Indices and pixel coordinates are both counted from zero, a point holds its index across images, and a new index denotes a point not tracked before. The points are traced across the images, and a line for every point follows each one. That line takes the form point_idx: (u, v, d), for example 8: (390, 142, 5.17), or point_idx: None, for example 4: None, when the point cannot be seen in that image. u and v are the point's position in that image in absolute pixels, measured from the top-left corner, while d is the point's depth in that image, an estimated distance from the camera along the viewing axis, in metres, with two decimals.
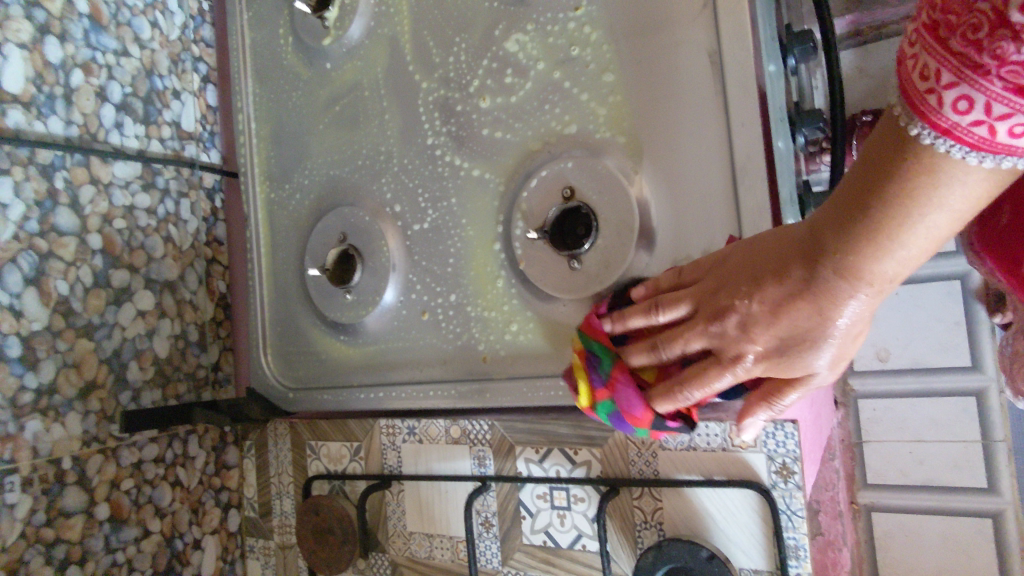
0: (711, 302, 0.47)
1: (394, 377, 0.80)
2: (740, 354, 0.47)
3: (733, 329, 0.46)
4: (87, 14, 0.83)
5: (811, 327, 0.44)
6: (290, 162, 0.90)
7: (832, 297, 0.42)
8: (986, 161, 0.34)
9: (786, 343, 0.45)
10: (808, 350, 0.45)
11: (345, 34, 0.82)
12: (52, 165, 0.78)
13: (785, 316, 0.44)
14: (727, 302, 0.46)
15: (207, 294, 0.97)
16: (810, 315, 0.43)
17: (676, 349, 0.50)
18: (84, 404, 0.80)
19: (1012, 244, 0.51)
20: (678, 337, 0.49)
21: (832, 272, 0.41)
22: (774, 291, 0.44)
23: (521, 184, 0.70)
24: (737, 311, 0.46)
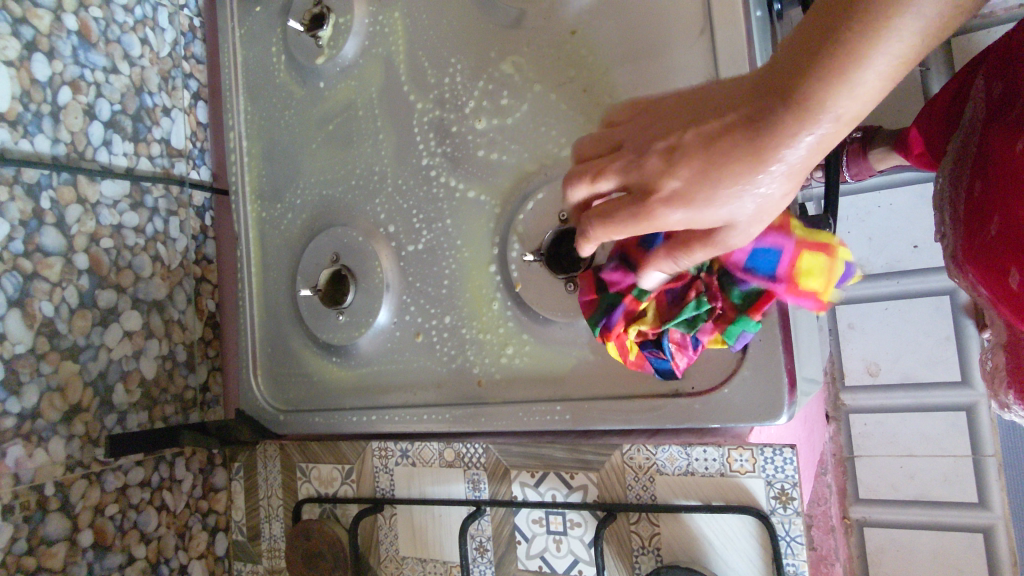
0: (638, 140, 0.37)
1: (388, 400, 0.79)
2: (654, 193, 0.35)
3: (650, 160, 0.35)
4: (75, 31, 0.82)
5: (748, 158, 0.32)
6: (282, 180, 0.89)
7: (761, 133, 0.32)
8: None
9: (719, 180, 0.33)
10: (738, 192, 0.33)
11: (339, 53, 0.82)
12: (38, 184, 0.77)
13: (721, 142, 0.33)
14: (659, 135, 0.36)
15: (195, 312, 0.96)
16: (734, 168, 0.33)
17: (584, 190, 0.39)
18: (68, 428, 0.78)
19: (1001, 254, 0.50)
20: (587, 172, 0.38)
21: (777, 90, 0.31)
22: (703, 133, 0.34)
23: (517, 207, 0.70)
24: (662, 152, 0.35)
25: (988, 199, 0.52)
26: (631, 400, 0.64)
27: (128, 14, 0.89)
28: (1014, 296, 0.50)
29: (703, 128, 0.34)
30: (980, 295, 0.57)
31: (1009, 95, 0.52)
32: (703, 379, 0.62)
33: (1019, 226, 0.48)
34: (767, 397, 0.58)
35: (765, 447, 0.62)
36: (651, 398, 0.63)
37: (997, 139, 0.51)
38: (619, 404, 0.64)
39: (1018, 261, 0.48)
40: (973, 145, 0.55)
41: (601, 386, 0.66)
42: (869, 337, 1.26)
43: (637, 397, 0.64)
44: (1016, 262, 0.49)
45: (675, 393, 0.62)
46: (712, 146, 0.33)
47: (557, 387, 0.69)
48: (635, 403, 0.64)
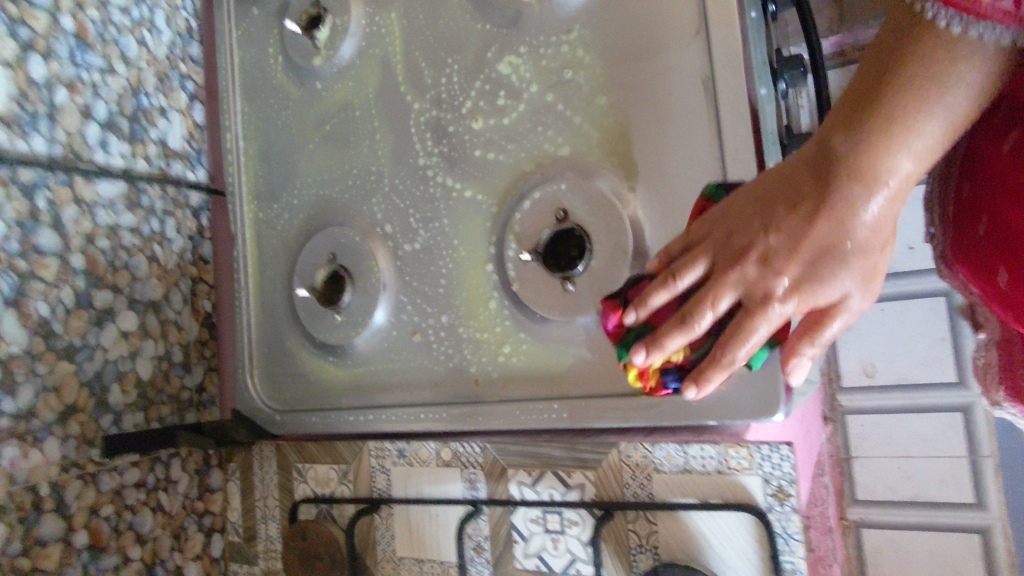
0: (726, 248, 0.42)
1: (385, 400, 0.79)
2: (769, 294, 0.40)
3: (752, 266, 0.41)
4: (72, 32, 0.82)
5: (849, 242, 0.39)
6: (278, 180, 0.89)
7: (852, 200, 0.38)
8: (955, 24, 0.34)
9: (828, 266, 0.39)
10: (843, 273, 0.39)
11: (336, 53, 0.82)
12: (34, 184, 0.77)
13: (815, 232, 0.39)
14: (748, 240, 0.41)
15: (192, 313, 0.95)
16: (837, 242, 0.39)
17: (707, 316, 0.42)
18: (64, 429, 0.78)
19: (992, 255, 0.51)
20: (703, 297, 0.42)
21: (847, 171, 0.38)
22: (795, 220, 0.39)
23: (514, 206, 0.70)
24: (760, 247, 0.40)
25: (979, 199, 0.51)
26: (629, 398, 0.64)
27: (126, 15, 0.89)
28: (1005, 295, 0.51)
29: (793, 215, 0.40)
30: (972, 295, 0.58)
31: None
32: None
33: (1013, 225, 0.48)
34: (764, 394, 0.58)
35: (761, 444, 0.62)
36: (647, 396, 0.63)
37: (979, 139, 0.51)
38: (617, 403, 0.64)
39: (1008, 263, 0.49)
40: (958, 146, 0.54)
41: (598, 384, 0.66)
42: (865, 338, 1.26)
43: (634, 395, 0.64)
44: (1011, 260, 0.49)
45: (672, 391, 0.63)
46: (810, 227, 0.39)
47: (554, 386, 0.69)
48: (632, 401, 0.64)
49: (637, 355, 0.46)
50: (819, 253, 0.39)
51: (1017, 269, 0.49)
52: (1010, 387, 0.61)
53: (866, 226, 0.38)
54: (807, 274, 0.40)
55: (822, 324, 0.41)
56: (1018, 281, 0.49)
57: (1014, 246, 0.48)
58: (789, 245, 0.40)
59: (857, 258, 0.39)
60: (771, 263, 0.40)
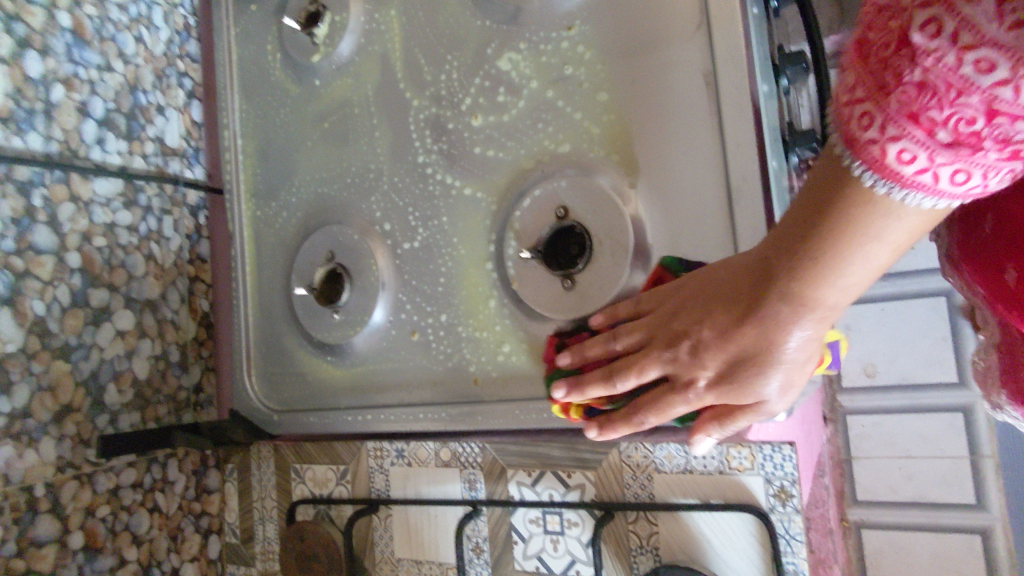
0: (663, 331, 0.47)
1: (383, 399, 0.78)
2: (692, 382, 0.47)
3: (683, 353, 0.46)
4: (69, 28, 0.82)
5: (766, 360, 0.42)
6: (277, 178, 0.88)
7: (770, 326, 0.40)
8: (880, 188, 0.32)
9: (744, 374, 0.44)
10: (761, 380, 0.43)
11: (334, 50, 0.81)
12: (30, 182, 0.76)
13: (738, 340, 0.42)
14: (686, 329, 0.45)
15: (189, 313, 0.95)
16: (754, 356, 0.42)
17: (631, 380, 0.49)
18: (60, 428, 0.77)
19: (999, 252, 0.50)
20: (630, 366, 0.49)
21: (778, 295, 0.39)
22: (722, 327, 0.43)
23: (514, 204, 0.70)
24: (688, 343, 0.45)
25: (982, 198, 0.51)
26: None
27: (123, 12, 0.89)
28: (1014, 294, 0.50)
29: (721, 322, 0.43)
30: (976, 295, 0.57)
31: None
32: None
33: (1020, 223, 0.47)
34: None
35: (763, 444, 0.62)
36: None
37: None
38: None
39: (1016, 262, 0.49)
40: None
41: None
42: (866, 338, 1.25)
43: None
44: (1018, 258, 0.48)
45: None
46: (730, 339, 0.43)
47: None
48: None
49: (556, 392, 0.53)
50: (736, 361, 0.44)
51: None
52: (1013, 390, 0.60)
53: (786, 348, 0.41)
54: (727, 375, 0.45)
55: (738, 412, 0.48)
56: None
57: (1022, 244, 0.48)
58: (712, 349, 0.44)
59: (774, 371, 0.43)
60: (693, 359, 0.45)
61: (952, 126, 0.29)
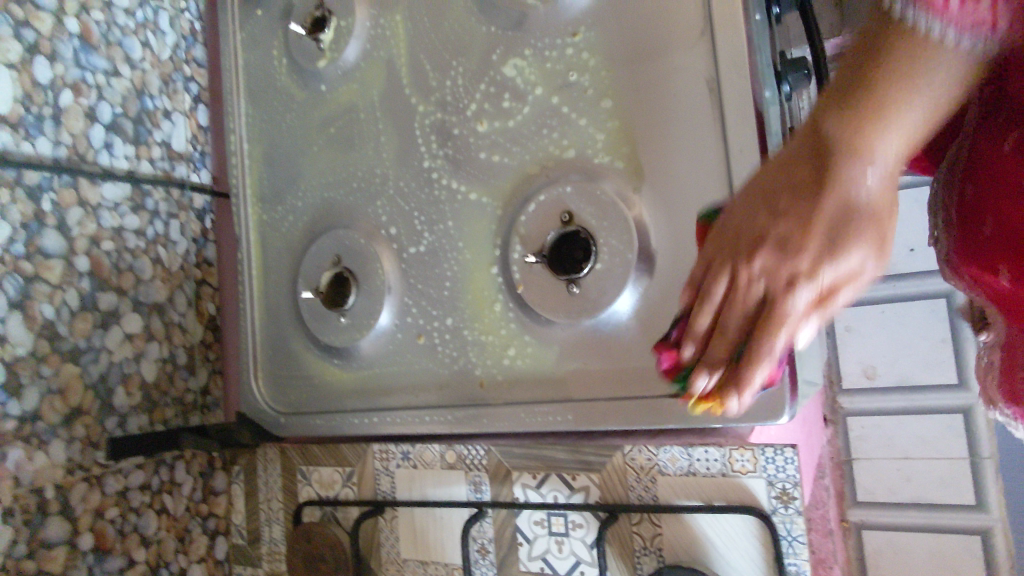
0: (735, 249, 0.38)
1: (389, 402, 0.79)
2: (792, 283, 0.35)
3: (768, 255, 0.35)
4: (77, 34, 0.83)
5: (854, 213, 0.34)
6: (283, 182, 0.89)
7: (853, 172, 0.34)
8: (911, 18, 0.32)
9: (848, 236, 0.34)
10: (858, 249, 0.34)
11: (340, 56, 0.82)
12: (39, 187, 0.77)
13: (825, 205, 0.34)
14: (750, 237, 0.37)
15: (196, 316, 0.95)
16: (843, 220, 0.34)
17: (737, 318, 0.38)
18: (69, 431, 0.78)
19: (994, 254, 0.52)
20: (732, 298, 0.38)
21: (845, 148, 0.34)
22: (794, 207, 0.35)
23: (519, 209, 0.70)
24: (768, 237, 0.36)
25: (976, 202, 0.53)
26: (634, 402, 0.64)
27: (130, 17, 0.90)
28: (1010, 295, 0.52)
29: (786, 203, 0.35)
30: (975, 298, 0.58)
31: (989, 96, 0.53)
32: None
33: (1014, 223, 0.49)
34: (767, 398, 0.58)
35: (766, 447, 0.63)
36: (652, 399, 0.64)
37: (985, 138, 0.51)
38: (623, 406, 0.65)
39: (1011, 263, 0.50)
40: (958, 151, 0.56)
41: (603, 387, 0.66)
42: (867, 340, 1.26)
43: (639, 398, 0.64)
44: (1011, 258, 0.50)
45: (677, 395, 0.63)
46: (811, 208, 0.34)
47: (560, 387, 0.69)
48: (638, 404, 0.64)
49: (702, 381, 0.41)
50: (827, 235, 0.34)
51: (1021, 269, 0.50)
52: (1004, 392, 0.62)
53: (869, 206, 0.34)
54: (823, 259, 0.34)
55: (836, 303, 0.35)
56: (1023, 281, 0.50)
57: (1018, 248, 0.49)
58: (788, 232, 0.35)
59: (868, 242, 0.34)
60: (785, 251, 0.35)
61: None
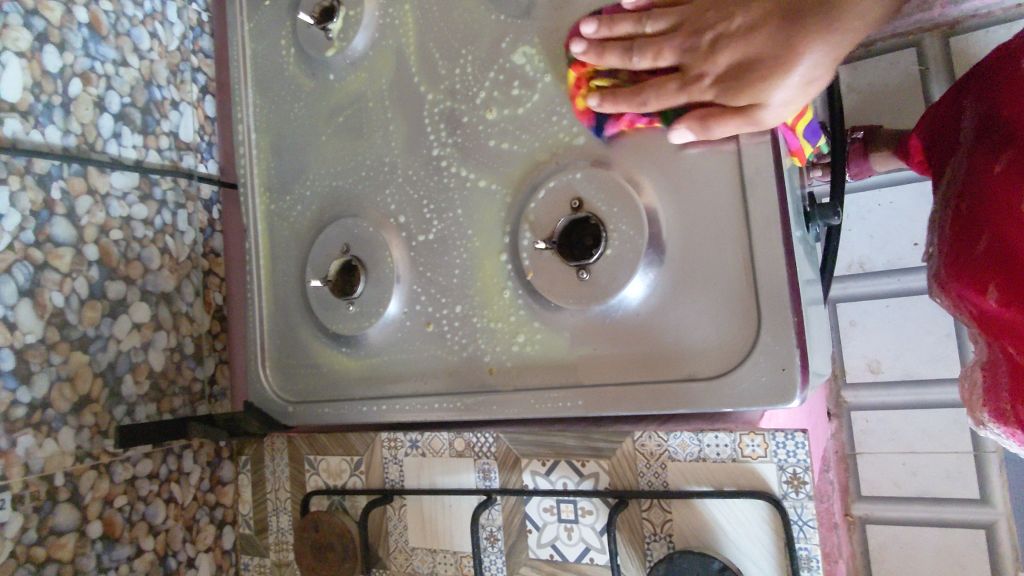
0: (697, 24, 0.60)
1: (397, 389, 0.79)
2: (700, 73, 0.60)
3: (705, 44, 0.60)
4: (86, 24, 0.83)
5: (772, 63, 0.57)
6: (291, 172, 0.89)
7: (796, 40, 0.56)
8: None
9: (754, 76, 0.58)
10: (753, 84, 0.58)
11: (348, 45, 0.82)
12: (49, 175, 0.77)
13: (755, 47, 0.58)
14: (713, 23, 0.60)
15: (203, 306, 0.95)
16: (761, 65, 0.58)
17: (648, 63, 0.63)
18: (78, 419, 0.78)
19: (985, 272, 0.59)
20: (653, 53, 0.62)
21: (802, 20, 0.55)
22: (747, 33, 0.58)
23: (528, 197, 0.71)
24: (712, 36, 0.59)
25: (978, 223, 0.61)
26: (645, 387, 0.64)
27: (138, 7, 0.90)
28: (996, 310, 0.58)
29: (745, 26, 0.58)
30: (961, 317, 0.65)
31: (995, 124, 0.63)
32: (717, 361, 0.62)
33: (1008, 240, 0.57)
34: (779, 380, 0.59)
35: (776, 431, 0.63)
36: (662, 384, 0.64)
37: (983, 161, 0.62)
38: (634, 390, 0.65)
39: (1000, 276, 0.57)
40: (963, 173, 0.65)
41: (612, 373, 0.66)
42: (871, 335, 1.21)
43: (649, 383, 0.64)
44: (999, 274, 0.58)
45: (688, 380, 0.63)
46: (753, 43, 0.58)
47: (569, 374, 0.69)
48: (649, 390, 0.64)
49: (578, 47, 0.66)
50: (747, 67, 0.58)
51: (1012, 279, 0.56)
52: (992, 409, 0.62)
53: (789, 73, 0.57)
54: (729, 79, 0.59)
55: (718, 118, 0.60)
56: (1010, 290, 0.56)
57: (1006, 263, 0.57)
58: (732, 44, 0.58)
59: (767, 87, 0.57)
60: (715, 54, 0.59)
61: None
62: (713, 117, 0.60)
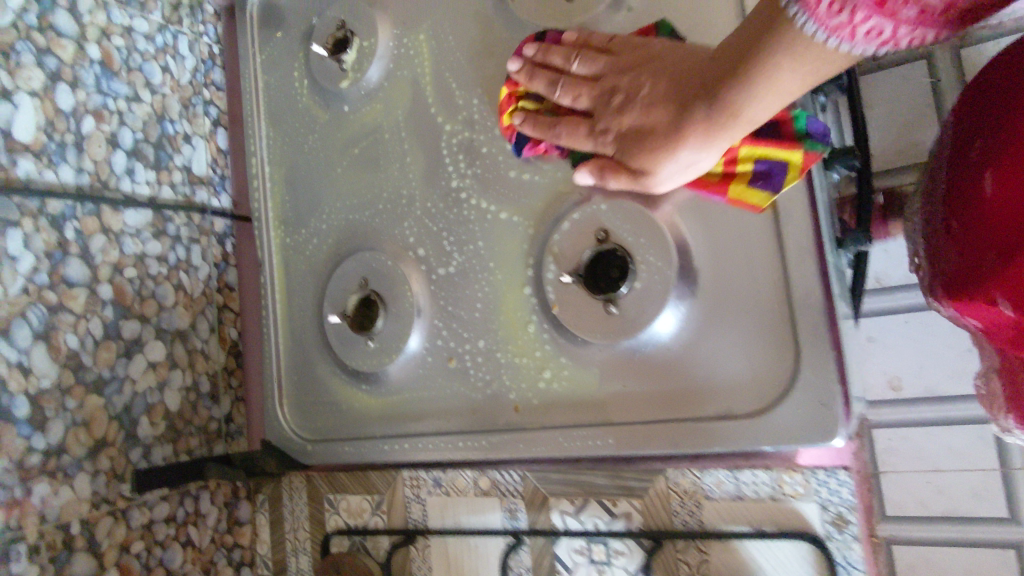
0: (616, 75, 0.55)
1: (420, 428, 0.77)
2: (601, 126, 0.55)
3: (613, 98, 0.54)
4: (98, 60, 0.82)
5: (661, 141, 0.49)
6: (305, 205, 0.87)
7: (677, 123, 0.47)
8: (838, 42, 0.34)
9: (643, 147, 0.51)
10: (640, 154, 0.52)
11: (363, 76, 0.81)
12: (62, 215, 0.76)
13: (648, 118, 0.50)
14: (630, 76, 0.54)
15: (218, 342, 0.93)
16: (649, 139, 0.51)
17: (566, 100, 0.59)
18: (94, 464, 0.76)
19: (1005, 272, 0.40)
20: (570, 91, 0.58)
21: (693, 107, 0.46)
22: (653, 97, 0.50)
23: (551, 229, 0.69)
24: (620, 93, 0.54)
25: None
26: (679, 425, 0.62)
27: (150, 42, 0.89)
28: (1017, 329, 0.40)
29: (651, 94, 0.50)
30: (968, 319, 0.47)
31: None
32: (755, 397, 0.59)
33: None
34: (821, 417, 0.56)
35: (818, 470, 0.60)
36: (698, 422, 0.61)
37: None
38: (666, 428, 0.62)
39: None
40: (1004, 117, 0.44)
41: (644, 410, 0.64)
42: None
43: (683, 420, 0.62)
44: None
45: (724, 418, 0.60)
46: (647, 114, 0.50)
47: (598, 410, 0.66)
48: (683, 427, 0.62)
49: (513, 63, 0.64)
50: (638, 135, 0.52)
51: None
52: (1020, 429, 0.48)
53: (677, 156, 0.49)
54: (624, 140, 0.53)
55: (614, 175, 0.55)
56: None
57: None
58: (631, 109, 0.52)
59: (653, 161, 0.51)
60: (616, 110, 0.54)
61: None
62: (609, 170, 0.55)
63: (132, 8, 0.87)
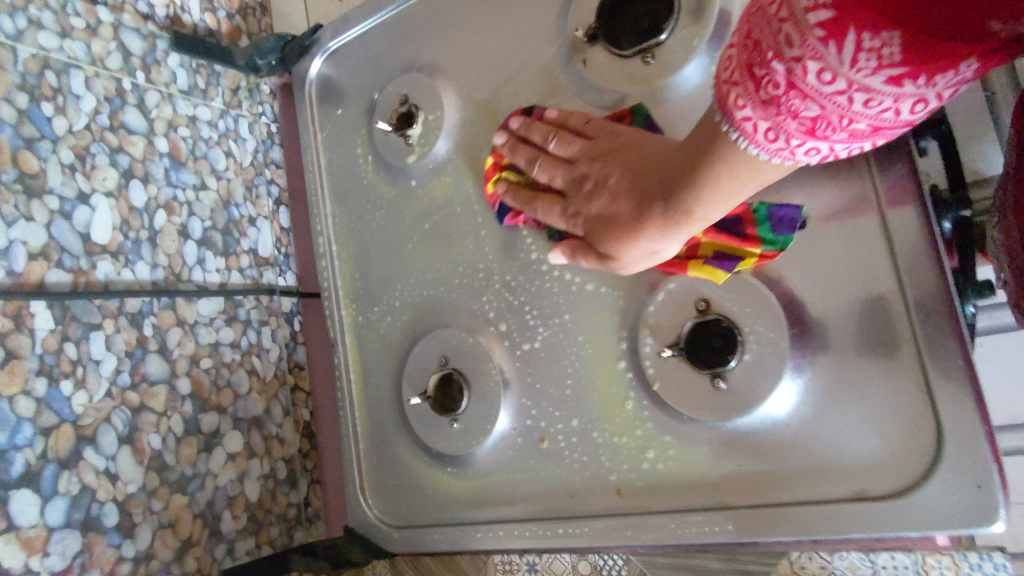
0: (588, 160, 0.57)
1: (512, 512, 0.73)
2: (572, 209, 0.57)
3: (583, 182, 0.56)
4: (166, 153, 0.83)
5: (621, 231, 0.52)
6: (378, 283, 0.86)
7: (635, 216, 0.50)
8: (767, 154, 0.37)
9: (606, 234, 0.53)
10: (604, 239, 0.54)
11: (430, 151, 0.80)
12: (140, 312, 0.75)
13: (609, 207, 0.52)
14: (598, 163, 0.56)
15: (293, 425, 0.92)
16: (610, 228, 0.53)
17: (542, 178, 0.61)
18: (180, 565, 0.75)
19: None
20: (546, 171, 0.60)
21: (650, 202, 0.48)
22: (616, 187, 0.52)
23: (644, 299, 0.66)
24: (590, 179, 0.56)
25: None
26: (808, 508, 0.57)
27: (212, 128, 0.89)
28: None
29: (615, 183, 0.52)
30: None
31: None
32: (895, 475, 0.55)
33: None
34: (974, 499, 0.51)
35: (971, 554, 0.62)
36: (828, 504, 0.56)
37: None
38: (794, 511, 0.58)
39: None
40: None
41: (767, 490, 0.60)
42: None
43: (812, 502, 0.57)
44: None
45: (859, 498, 0.56)
46: (609, 202, 0.52)
47: (710, 490, 0.62)
48: (814, 509, 0.57)
49: (500, 138, 0.67)
50: (602, 221, 0.54)
51: None
52: None
53: (636, 245, 0.51)
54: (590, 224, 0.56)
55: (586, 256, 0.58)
56: None
57: None
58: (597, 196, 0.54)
59: (615, 249, 0.53)
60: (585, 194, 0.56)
61: (816, 113, 0.33)
62: (581, 250, 0.58)
63: (195, 97, 0.87)
